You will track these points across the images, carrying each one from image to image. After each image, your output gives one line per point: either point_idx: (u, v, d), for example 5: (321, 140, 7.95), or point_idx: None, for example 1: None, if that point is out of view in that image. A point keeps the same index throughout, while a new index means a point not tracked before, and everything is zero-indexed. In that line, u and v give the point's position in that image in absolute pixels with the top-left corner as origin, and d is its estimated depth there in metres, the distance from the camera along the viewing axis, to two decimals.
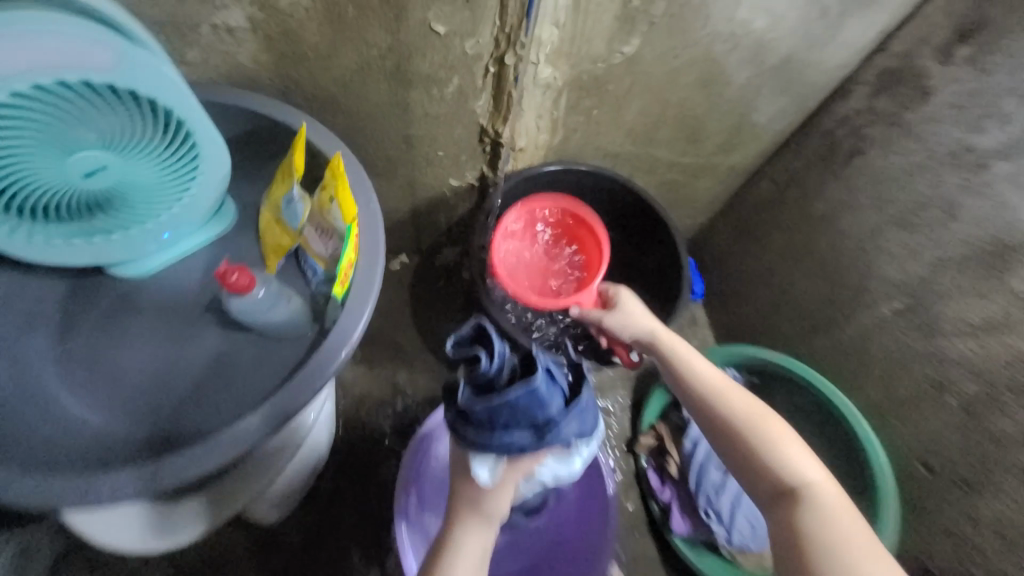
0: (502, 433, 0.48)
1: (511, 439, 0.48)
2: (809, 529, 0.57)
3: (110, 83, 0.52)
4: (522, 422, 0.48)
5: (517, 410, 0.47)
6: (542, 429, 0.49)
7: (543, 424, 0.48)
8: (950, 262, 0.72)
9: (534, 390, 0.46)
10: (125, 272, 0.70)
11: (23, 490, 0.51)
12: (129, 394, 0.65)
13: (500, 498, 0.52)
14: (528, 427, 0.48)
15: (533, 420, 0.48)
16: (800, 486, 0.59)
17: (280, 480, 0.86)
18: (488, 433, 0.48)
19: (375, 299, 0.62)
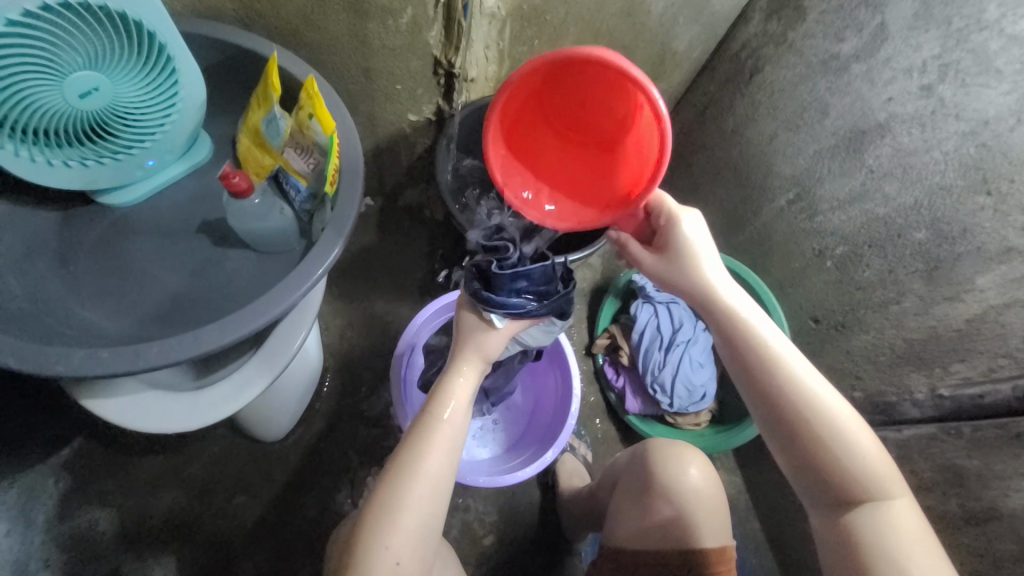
0: (518, 294, 0.61)
1: (524, 297, 0.62)
2: (863, 527, 0.56)
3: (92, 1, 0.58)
4: (535, 284, 0.62)
5: (533, 275, 0.62)
6: (545, 294, 0.63)
7: (546, 289, 0.63)
8: (825, 151, 0.90)
9: (547, 266, 0.62)
10: (114, 200, 0.75)
11: (63, 363, 0.57)
12: (138, 306, 0.71)
13: (496, 342, 0.63)
14: (536, 290, 0.62)
15: (541, 283, 0.63)
16: (861, 478, 0.56)
17: (278, 389, 0.96)
18: (508, 290, 0.61)
19: (360, 199, 0.71)
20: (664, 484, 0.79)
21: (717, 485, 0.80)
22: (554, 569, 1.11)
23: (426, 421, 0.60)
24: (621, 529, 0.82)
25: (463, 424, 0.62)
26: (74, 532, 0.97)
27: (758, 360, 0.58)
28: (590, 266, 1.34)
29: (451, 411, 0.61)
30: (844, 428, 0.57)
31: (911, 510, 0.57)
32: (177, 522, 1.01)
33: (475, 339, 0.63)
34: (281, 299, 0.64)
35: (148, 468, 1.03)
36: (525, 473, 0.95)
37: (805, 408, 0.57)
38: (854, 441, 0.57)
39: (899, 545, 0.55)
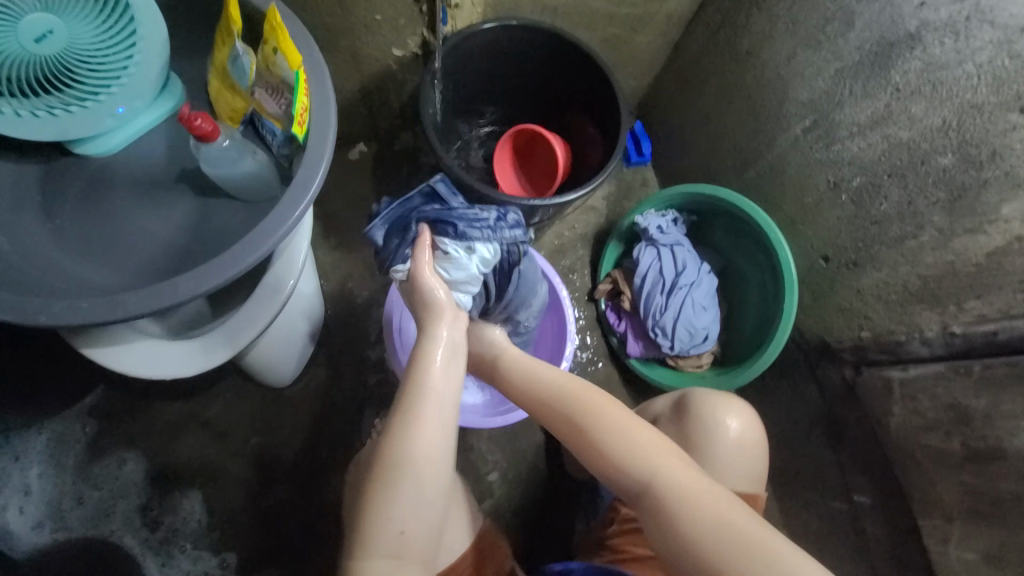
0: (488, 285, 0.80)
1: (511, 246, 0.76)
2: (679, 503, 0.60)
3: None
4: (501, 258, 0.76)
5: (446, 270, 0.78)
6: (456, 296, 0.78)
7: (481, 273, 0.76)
8: (848, 70, 0.82)
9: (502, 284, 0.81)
10: (91, 150, 0.74)
11: (45, 315, 0.59)
12: (125, 256, 0.71)
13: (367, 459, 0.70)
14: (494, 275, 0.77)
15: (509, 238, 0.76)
16: (640, 472, 0.63)
17: (279, 336, 0.97)
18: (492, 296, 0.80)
19: (334, 139, 0.68)
20: (708, 422, 0.79)
21: (756, 437, 0.79)
22: (559, 503, 1.15)
23: (415, 402, 0.67)
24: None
25: (449, 401, 0.69)
26: (106, 469, 1.05)
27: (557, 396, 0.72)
28: (595, 210, 1.30)
29: (439, 381, 0.69)
30: (602, 419, 0.68)
31: (694, 494, 0.61)
32: (198, 461, 1.07)
33: (438, 303, 0.70)
34: (256, 246, 0.64)
35: (168, 413, 1.09)
36: (474, 425, 0.97)
37: (586, 421, 0.68)
38: (627, 461, 0.64)
39: (715, 532, 0.58)
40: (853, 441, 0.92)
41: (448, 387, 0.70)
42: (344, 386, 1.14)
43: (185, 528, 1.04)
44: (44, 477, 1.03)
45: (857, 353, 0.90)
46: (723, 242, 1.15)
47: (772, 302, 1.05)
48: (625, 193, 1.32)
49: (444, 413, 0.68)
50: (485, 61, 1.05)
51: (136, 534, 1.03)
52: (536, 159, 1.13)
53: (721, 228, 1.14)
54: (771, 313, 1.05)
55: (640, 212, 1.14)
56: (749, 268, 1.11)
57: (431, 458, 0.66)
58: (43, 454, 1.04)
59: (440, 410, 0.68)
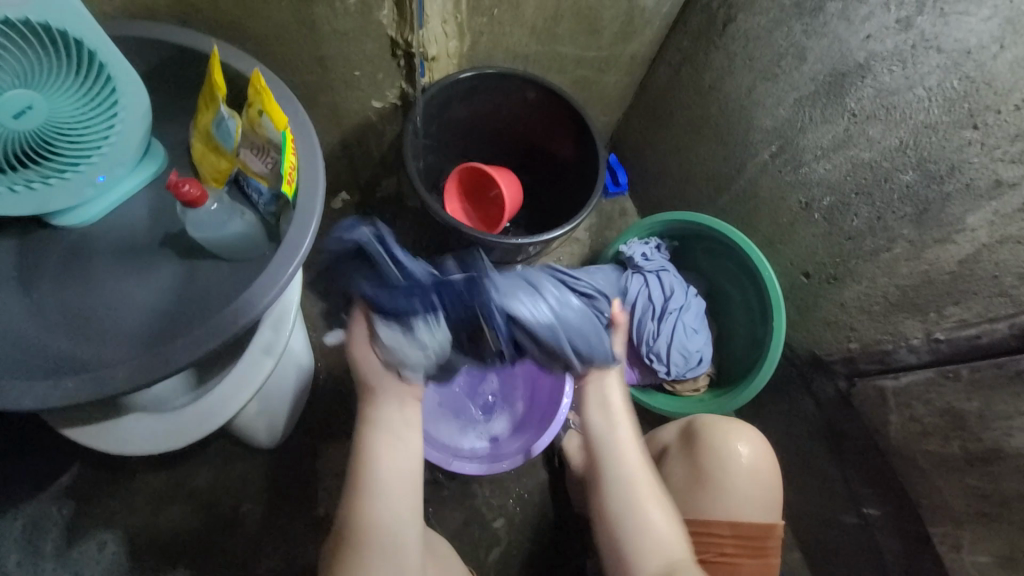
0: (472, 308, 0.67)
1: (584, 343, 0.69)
2: None
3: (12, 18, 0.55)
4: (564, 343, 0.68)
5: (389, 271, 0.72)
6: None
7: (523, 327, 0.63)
8: (806, 100, 0.87)
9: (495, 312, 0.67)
10: (72, 220, 0.72)
11: (28, 398, 0.56)
12: (108, 328, 0.69)
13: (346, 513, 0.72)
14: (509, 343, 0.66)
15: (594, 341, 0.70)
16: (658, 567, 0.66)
17: (271, 394, 0.94)
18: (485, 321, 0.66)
19: (324, 194, 0.69)
20: (715, 450, 0.77)
21: (768, 462, 0.78)
22: (569, 544, 1.11)
23: (364, 461, 0.69)
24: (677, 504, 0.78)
25: (401, 455, 0.71)
26: (84, 555, 0.97)
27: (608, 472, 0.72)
28: (578, 241, 1.32)
29: (385, 445, 0.70)
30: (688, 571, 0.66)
31: None
32: (186, 535, 1.01)
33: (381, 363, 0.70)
34: (248, 307, 0.63)
35: (152, 486, 1.03)
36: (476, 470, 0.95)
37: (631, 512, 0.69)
38: (662, 551, 0.67)
39: None
40: (854, 453, 0.93)
41: (396, 445, 0.71)
42: (336, 441, 1.10)
43: None
44: (17, 568, 0.96)
45: (848, 364, 0.92)
46: (706, 264, 1.18)
47: (760, 320, 1.07)
48: (606, 224, 1.35)
49: (396, 464, 0.70)
50: (463, 106, 1.08)
51: None
52: (483, 197, 1.14)
53: (703, 251, 1.17)
54: (760, 331, 1.07)
55: (624, 240, 1.17)
56: (733, 288, 1.14)
57: (390, 512, 0.69)
58: (15, 544, 0.97)
59: (393, 463, 0.70)
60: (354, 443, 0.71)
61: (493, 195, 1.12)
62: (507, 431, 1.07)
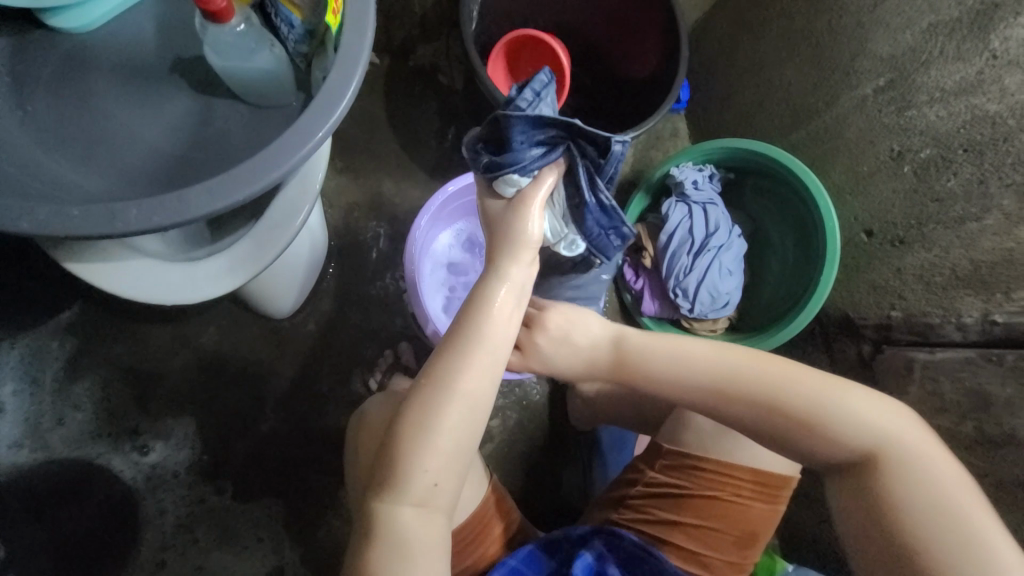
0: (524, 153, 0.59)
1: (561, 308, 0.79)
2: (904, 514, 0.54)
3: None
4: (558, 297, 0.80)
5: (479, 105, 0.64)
6: (498, 170, 0.59)
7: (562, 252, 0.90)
8: (942, 27, 0.74)
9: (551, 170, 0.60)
10: (67, 23, 0.61)
11: (27, 220, 0.49)
12: (113, 160, 0.60)
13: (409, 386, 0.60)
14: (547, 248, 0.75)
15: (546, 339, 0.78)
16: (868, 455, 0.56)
17: (285, 265, 0.89)
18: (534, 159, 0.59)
19: (373, 38, 0.58)
20: None
21: None
22: (559, 453, 1.16)
23: (465, 341, 0.57)
24: (692, 438, 0.75)
25: (502, 353, 0.58)
26: (90, 389, 0.99)
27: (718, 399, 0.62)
28: (622, 157, 1.21)
29: (490, 333, 0.57)
30: None
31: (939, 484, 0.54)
32: (189, 386, 1.02)
33: (525, 232, 0.59)
34: (276, 164, 0.55)
35: (156, 336, 1.01)
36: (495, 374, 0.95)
37: (794, 412, 0.58)
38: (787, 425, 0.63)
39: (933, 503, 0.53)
40: None
41: (503, 343, 0.58)
42: (344, 322, 1.08)
43: (176, 454, 1.00)
44: (21, 392, 0.97)
45: (881, 331, 0.90)
46: (756, 204, 1.10)
47: (801, 272, 1.02)
48: (655, 143, 1.23)
49: (498, 361, 0.58)
50: None
51: (125, 456, 0.98)
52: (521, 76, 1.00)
53: (757, 189, 1.08)
54: (797, 283, 1.02)
55: (676, 163, 1.07)
56: (779, 234, 1.07)
57: (472, 414, 0.56)
58: (19, 369, 0.97)
59: (491, 364, 0.57)
60: (453, 328, 0.58)
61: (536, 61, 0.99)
62: None
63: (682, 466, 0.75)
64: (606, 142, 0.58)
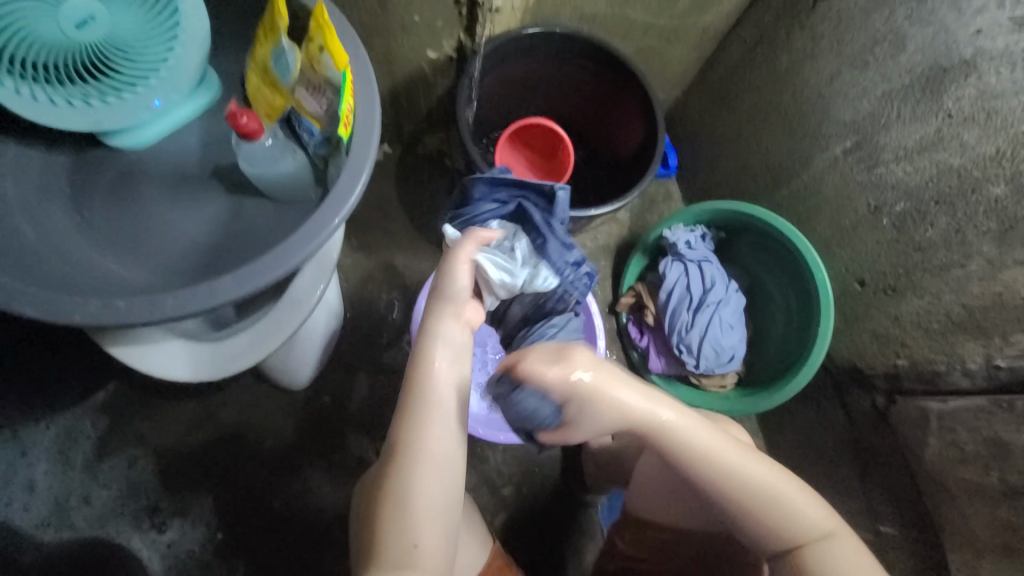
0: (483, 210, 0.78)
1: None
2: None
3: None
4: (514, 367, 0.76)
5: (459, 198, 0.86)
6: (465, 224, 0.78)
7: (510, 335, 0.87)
8: (896, 93, 0.80)
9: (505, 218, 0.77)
10: (124, 142, 0.71)
11: (80, 313, 0.56)
12: (156, 255, 0.69)
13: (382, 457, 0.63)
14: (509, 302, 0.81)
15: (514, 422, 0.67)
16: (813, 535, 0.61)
17: (304, 339, 0.95)
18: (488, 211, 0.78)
19: (379, 140, 0.67)
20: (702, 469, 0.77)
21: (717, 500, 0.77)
22: (573, 520, 1.13)
23: (416, 409, 0.60)
24: (647, 505, 0.76)
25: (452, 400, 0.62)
26: (116, 468, 1.03)
27: (708, 483, 0.62)
28: (618, 221, 1.28)
29: (439, 392, 0.61)
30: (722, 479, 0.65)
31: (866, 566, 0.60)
32: (209, 461, 1.05)
33: (456, 292, 0.63)
34: (294, 253, 0.62)
35: (180, 412, 1.06)
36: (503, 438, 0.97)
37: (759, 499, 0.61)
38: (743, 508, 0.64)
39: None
40: (882, 470, 0.90)
41: (452, 394, 0.62)
42: (358, 391, 1.12)
43: (192, 531, 1.01)
44: (53, 473, 1.01)
45: (891, 380, 0.89)
46: (750, 258, 1.13)
47: (801, 323, 1.03)
48: (649, 206, 1.30)
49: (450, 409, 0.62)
50: (520, 66, 1.04)
51: (143, 535, 1.00)
52: (522, 152, 1.11)
53: (749, 245, 1.12)
54: (798, 334, 1.03)
55: (668, 225, 1.12)
56: (776, 287, 1.09)
57: (441, 470, 0.60)
58: (52, 448, 1.02)
59: (445, 419, 0.61)
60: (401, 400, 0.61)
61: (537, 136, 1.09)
62: None
63: (645, 536, 0.76)
64: (551, 190, 0.76)
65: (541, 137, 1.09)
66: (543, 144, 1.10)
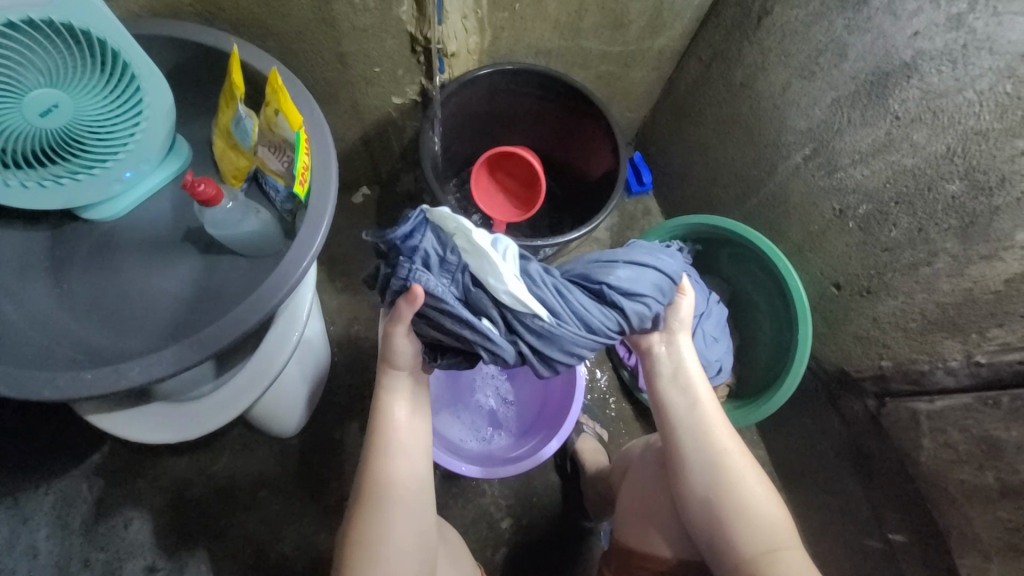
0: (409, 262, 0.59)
1: (611, 311, 0.65)
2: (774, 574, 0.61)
3: (14, 17, 0.55)
4: (601, 313, 0.64)
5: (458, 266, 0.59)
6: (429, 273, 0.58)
7: (559, 344, 0.62)
8: (845, 99, 0.82)
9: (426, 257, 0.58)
10: (98, 215, 0.74)
11: (50, 388, 0.58)
12: (132, 320, 0.71)
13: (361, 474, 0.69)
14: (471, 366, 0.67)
15: (645, 309, 0.66)
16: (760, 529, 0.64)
17: (290, 384, 0.96)
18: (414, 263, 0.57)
19: (337, 193, 0.69)
20: None
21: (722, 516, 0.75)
22: (575, 550, 1.11)
23: (380, 438, 0.66)
24: (629, 530, 0.78)
25: (417, 456, 0.68)
26: (114, 529, 1.03)
27: (686, 436, 0.69)
28: (598, 241, 1.29)
29: (404, 442, 0.67)
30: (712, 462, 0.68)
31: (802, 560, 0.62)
32: (204, 515, 1.05)
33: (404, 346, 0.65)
34: (257, 308, 0.63)
35: (175, 467, 1.07)
36: (492, 472, 0.95)
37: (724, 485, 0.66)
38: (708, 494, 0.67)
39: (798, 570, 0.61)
40: (883, 474, 0.88)
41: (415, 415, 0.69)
42: (351, 433, 1.12)
43: None
44: None
45: (879, 382, 0.87)
46: (729, 269, 1.12)
47: (785, 332, 1.02)
48: (627, 224, 1.31)
49: (416, 463, 0.67)
50: (483, 102, 1.07)
51: None
52: (497, 184, 1.12)
53: (727, 257, 1.10)
54: (784, 343, 1.03)
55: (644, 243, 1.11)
56: (756, 296, 1.09)
57: (405, 492, 0.65)
58: None
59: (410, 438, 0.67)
60: (366, 457, 0.66)
61: (513, 167, 1.11)
62: (516, 434, 1.08)
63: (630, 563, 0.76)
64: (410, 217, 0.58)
65: (516, 167, 1.11)
66: (517, 173, 1.11)
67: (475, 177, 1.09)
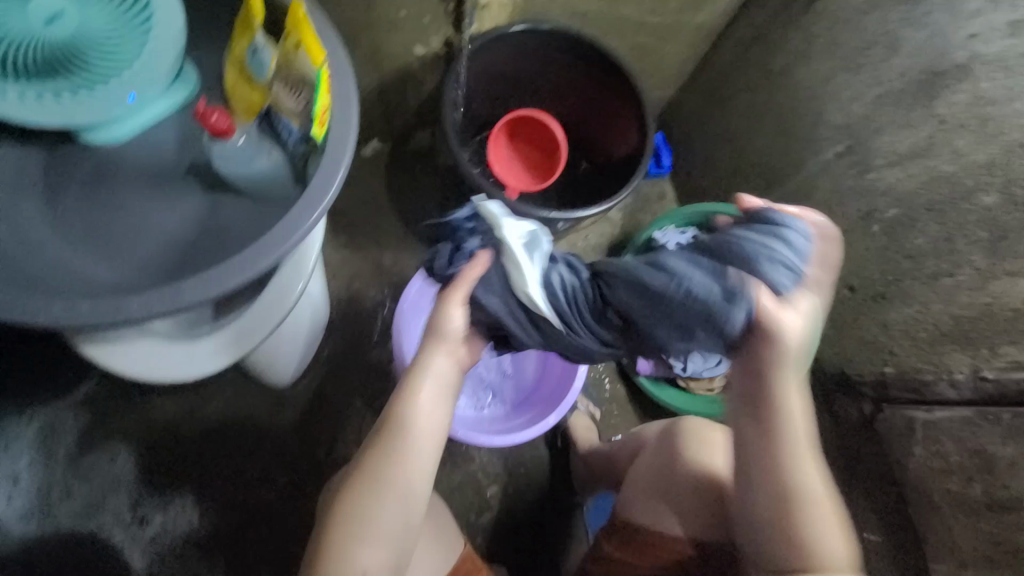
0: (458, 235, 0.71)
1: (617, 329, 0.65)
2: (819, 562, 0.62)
3: None
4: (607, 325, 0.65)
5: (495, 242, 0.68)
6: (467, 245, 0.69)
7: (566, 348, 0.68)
8: (889, 97, 0.79)
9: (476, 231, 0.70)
10: (99, 138, 0.70)
11: (44, 313, 0.56)
12: (131, 252, 0.68)
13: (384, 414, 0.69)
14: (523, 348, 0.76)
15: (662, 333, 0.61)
16: (820, 525, 0.62)
17: (287, 335, 0.94)
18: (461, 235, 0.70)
19: (355, 139, 0.66)
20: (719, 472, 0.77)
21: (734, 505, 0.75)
22: (557, 523, 1.12)
23: (413, 382, 0.65)
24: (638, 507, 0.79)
25: (439, 420, 0.66)
26: (98, 463, 1.02)
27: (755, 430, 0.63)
28: (611, 221, 1.26)
29: (431, 393, 0.66)
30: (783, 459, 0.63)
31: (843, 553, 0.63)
32: (191, 456, 1.04)
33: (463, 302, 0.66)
34: (266, 253, 0.61)
35: (164, 407, 1.06)
36: (486, 442, 0.95)
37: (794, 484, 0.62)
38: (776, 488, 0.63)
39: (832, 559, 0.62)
40: (871, 477, 0.88)
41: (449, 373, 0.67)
42: (345, 390, 1.11)
43: (174, 527, 1.01)
44: (34, 466, 1.01)
45: (879, 388, 0.88)
46: None
47: None
48: (642, 206, 1.28)
49: (436, 420, 0.66)
50: (510, 62, 1.02)
51: (125, 530, 1.00)
52: (514, 151, 1.08)
53: None
54: None
55: (659, 227, 1.09)
56: None
57: (419, 443, 0.64)
58: (34, 443, 1.01)
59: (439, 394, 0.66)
60: (391, 403, 0.66)
61: (534, 134, 1.07)
62: (511, 406, 1.08)
63: (631, 542, 0.77)
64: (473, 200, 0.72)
65: (537, 135, 1.07)
66: (537, 142, 1.07)
67: (493, 141, 1.05)
